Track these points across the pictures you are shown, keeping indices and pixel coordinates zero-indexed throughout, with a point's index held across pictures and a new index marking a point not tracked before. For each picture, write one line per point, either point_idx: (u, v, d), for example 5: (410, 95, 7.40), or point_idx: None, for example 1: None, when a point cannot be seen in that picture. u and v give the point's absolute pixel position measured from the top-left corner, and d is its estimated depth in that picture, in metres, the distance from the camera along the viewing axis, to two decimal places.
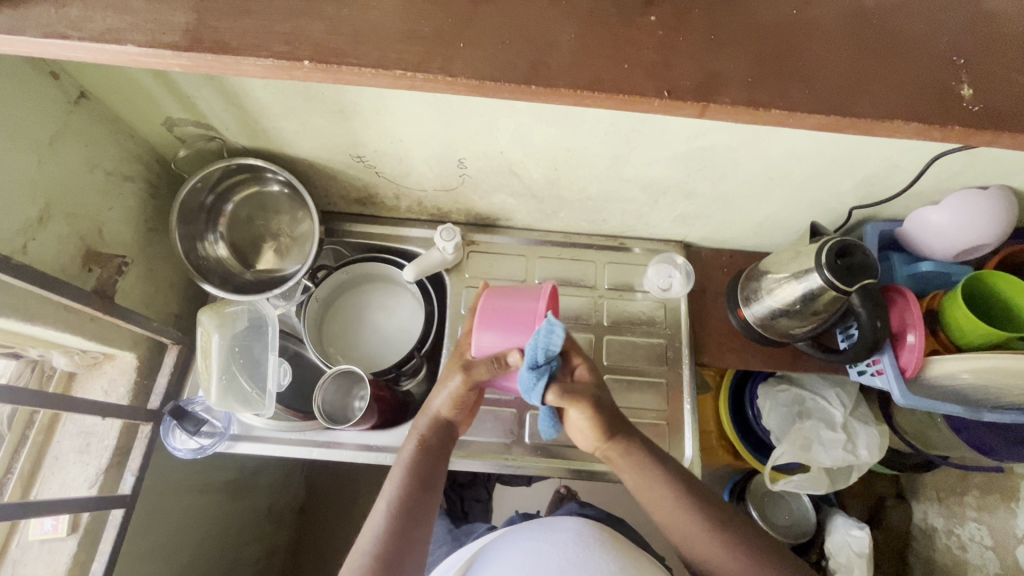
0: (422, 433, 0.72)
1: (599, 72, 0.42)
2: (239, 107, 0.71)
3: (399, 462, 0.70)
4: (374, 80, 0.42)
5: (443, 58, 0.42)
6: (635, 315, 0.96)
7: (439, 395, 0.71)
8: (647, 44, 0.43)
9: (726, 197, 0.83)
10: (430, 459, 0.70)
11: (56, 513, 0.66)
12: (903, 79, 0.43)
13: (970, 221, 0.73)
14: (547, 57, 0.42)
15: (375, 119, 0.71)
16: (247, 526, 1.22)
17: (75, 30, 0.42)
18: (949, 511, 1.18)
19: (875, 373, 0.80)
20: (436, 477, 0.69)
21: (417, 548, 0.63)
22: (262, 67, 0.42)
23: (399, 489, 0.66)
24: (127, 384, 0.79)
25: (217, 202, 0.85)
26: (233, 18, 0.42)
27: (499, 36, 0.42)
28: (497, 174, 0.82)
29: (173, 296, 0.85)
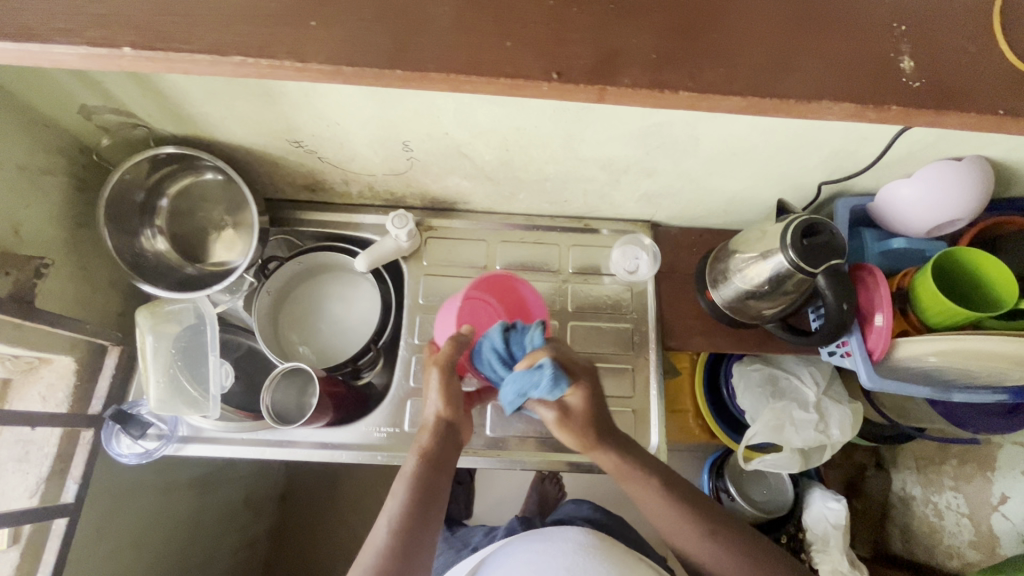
0: (425, 445, 0.68)
1: (474, 53, 0.41)
2: (157, 93, 0.65)
3: (402, 476, 0.66)
4: (209, 67, 0.41)
5: (292, 41, 0.41)
6: (601, 299, 0.93)
7: (435, 399, 0.70)
8: (537, 16, 0.42)
9: (691, 175, 0.78)
10: (433, 473, 0.66)
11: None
12: (838, 52, 0.43)
13: (932, 208, 0.71)
14: (417, 36, 0.41)
15: (306, 102, 0.66)
16: (223, 518, 1.21)
17: None
18: (926, 480, 1.17)
19: (845, 355, 0.77)
20: (440, 493, 0.66)
21: (418, 566, 0.61)
22: (75, 56, 0.41)
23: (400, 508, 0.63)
24: (66, 389, 0.75)
25: (152, 196, 0.80)
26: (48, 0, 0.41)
27: (358, 13, 0.41)
28: (446, 157, 0.77)
29: (112, 295, 0.81)
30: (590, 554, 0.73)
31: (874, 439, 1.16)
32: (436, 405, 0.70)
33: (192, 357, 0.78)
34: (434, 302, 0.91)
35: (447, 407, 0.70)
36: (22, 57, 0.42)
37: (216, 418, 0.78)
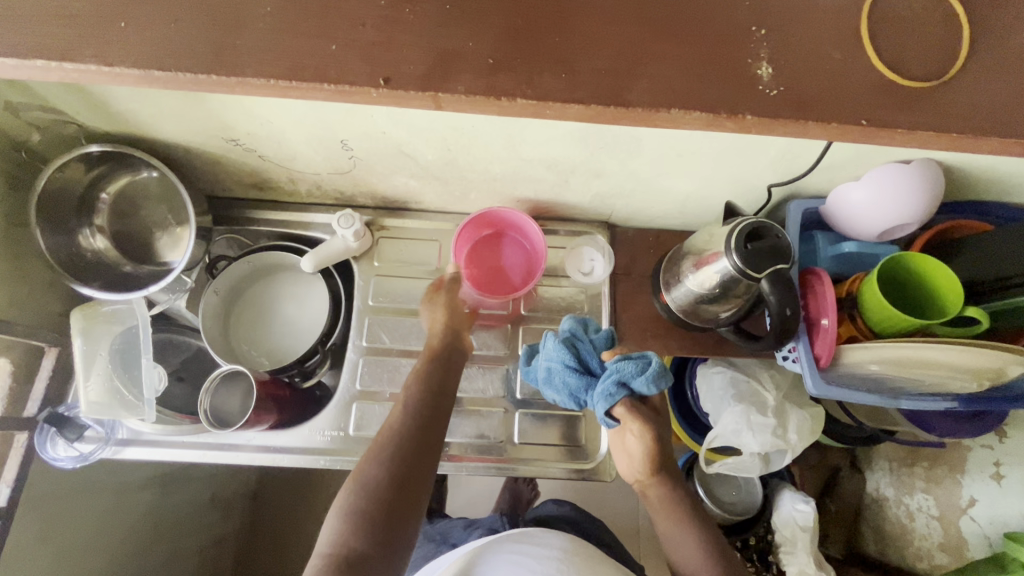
0: (432, 344, 0.78)
1: (301, 58, 0.43)
2: (79, 90, 0.64)
3: (411, 372, 0.76)
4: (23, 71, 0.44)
5: (106, 43, 0.43)
6: (556, 302, 0.91)
7: (429, 319, 0.83)
8: (366, 20, 0.44)
9: (640, 176, 0.77)
10: (438, 362, 0.76)
11: None
12: (681, 53, 0.45)
13: (869, 217, 0.71)
14: (235, 41, 0.43)
15: (232, 99, 0.64)
16: (185, 519, 1.20)
17: None
18: (899, 482, 1.15)
19: (793, 360, 0.75)
20: (448, 377, 0.75)
21: (431, 440, 0.68)
22: None
23: (412, 388, 0.72)
24: (1, 392, 0.73)
25: (91, 193, 0.79)
26: None
27: (171, 16, 0.44)
28: (388, 156, 0.75)
29: (51, 296, 0.79)
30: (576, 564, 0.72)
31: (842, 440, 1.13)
32: (438, 319, 0.81)
33: (125, 360, 0.76)
34: (385, 303, 0.89)
35: (444, 313, 0.81)
36: None
37: (154, 422, 0.76)
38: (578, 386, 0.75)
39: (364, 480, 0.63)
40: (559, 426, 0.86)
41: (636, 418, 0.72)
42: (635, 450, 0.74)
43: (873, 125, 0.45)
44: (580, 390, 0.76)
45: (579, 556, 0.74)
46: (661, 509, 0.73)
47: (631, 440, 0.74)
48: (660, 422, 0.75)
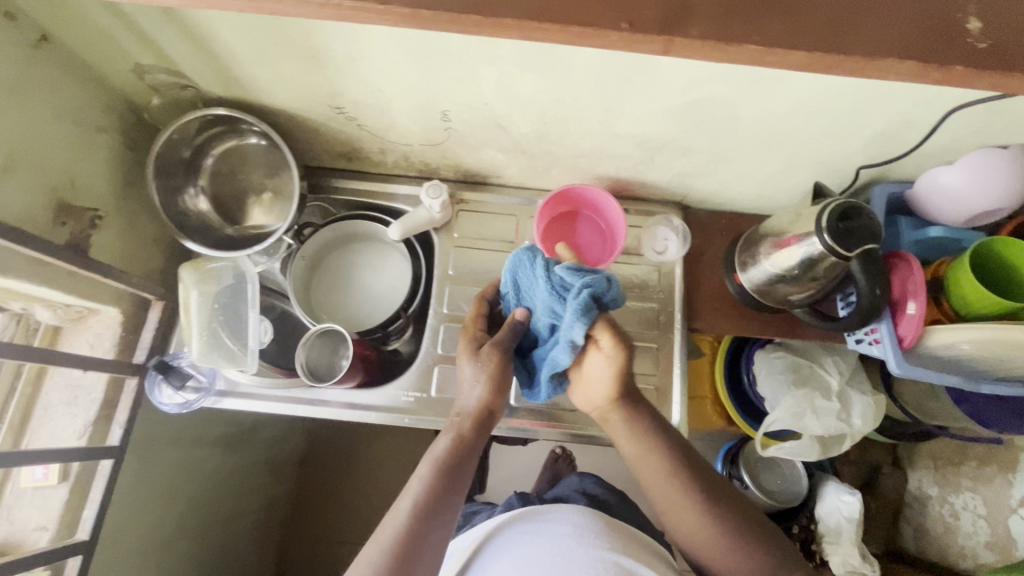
0: (459, 427, 0.69)
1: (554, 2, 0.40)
2: (206, 53, 0.67)
3: (428, 458, 0.67)
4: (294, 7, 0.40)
5: None
6: (629, 279, 0.93)
7: (469, 387, 0.71)
8: None
9: (726, 155, 0.78)
10: (459, 459, 0.66)
11: (37, 462, 0.67)
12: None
13: (940, 202, 0.73)
14: None
15: (351, 67, 0.67)
16: (245, 477, 1.25)
17: None
18: (944, 480, 1.17)
19: (873, 343, 0.77)
20: (466, 476, 0.67)
21: (434, 552, 0.61)
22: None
23: (428, 484, 0.64)
24: (113, 338, 0.78)
25: (197, 153, 0.83)
26: None
27: None
28: (483, 128, 0.78)
29: (156, 251, 0.84)
30: (593, 537, 0.72)
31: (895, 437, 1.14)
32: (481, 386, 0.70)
33: (234, 315, 0.81)
34: (464, 273, 0.92)
35: (487, 394, 0.70)
36: None
37: (255, 373, 0.81)
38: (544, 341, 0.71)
39: None
40: None
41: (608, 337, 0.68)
42: (600, 375, 0.72)
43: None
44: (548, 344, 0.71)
45: (593, 529, 0.74)
46: (636, 456, 0.74)
47: (597, 365, 0.72)
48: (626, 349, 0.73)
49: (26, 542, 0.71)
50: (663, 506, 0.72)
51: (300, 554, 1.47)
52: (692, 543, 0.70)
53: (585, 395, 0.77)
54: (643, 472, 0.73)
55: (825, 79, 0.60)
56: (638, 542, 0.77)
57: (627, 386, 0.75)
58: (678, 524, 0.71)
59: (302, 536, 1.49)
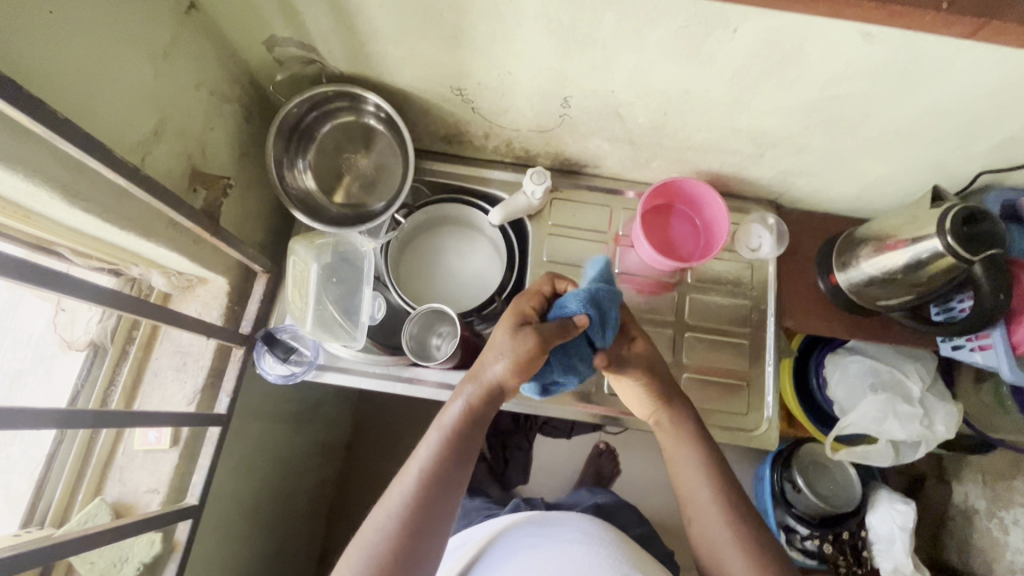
0: (471, 394, 0.66)
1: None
2: (348, 29, 0.67)
3: (438, 425, 0.65)
4: None
5: None
6: (720, 276, 0.93)
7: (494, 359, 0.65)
8: None
9: (840, 154, 0.78)
10: (468, 431, 0.64)
11: (160, 425, 0.68)
12: None
13: None
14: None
15: (491, 48, 0.67)
16: (305, 455, 1.25)
17: None
18: (993, 494, 1.12)
19: (977, 349, 0.78)
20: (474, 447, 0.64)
21: (441, 523, 0.60)
22: None
23: (434, 454, 0.62)
24: (220, 308, 0.79)
25: (310, 128, 0.83)
26: None
27: None
28: (601, 116, 0.78)
29: (261, 225, 0.85)
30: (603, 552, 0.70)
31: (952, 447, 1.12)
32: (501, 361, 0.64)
33: (347, 291, 0.82)
34: (558, 261, 0.93)
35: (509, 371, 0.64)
36: None
37: (359, 349, 0.82)
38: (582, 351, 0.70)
39: (357, 554, 0.57)
40: (722, 395, 0.89)
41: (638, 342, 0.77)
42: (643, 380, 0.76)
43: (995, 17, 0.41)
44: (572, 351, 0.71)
45: (604, 541, 0.71)
46: (676, 457, 0.73)
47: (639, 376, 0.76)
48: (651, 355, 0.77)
49: (138, 503, 0.72)
50: (693, 512, 0.69)
51: (345, 536, 1.47)
52: (711, 556, 0.66)
53: (633, 404, 0.80)
54: (678, 474, 0.72)
55: (974, 81, 0.60)
56: (644, 556, 0.74)
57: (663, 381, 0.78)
58: (703, 532, 0.67)
59: (346, 519, 1.48)
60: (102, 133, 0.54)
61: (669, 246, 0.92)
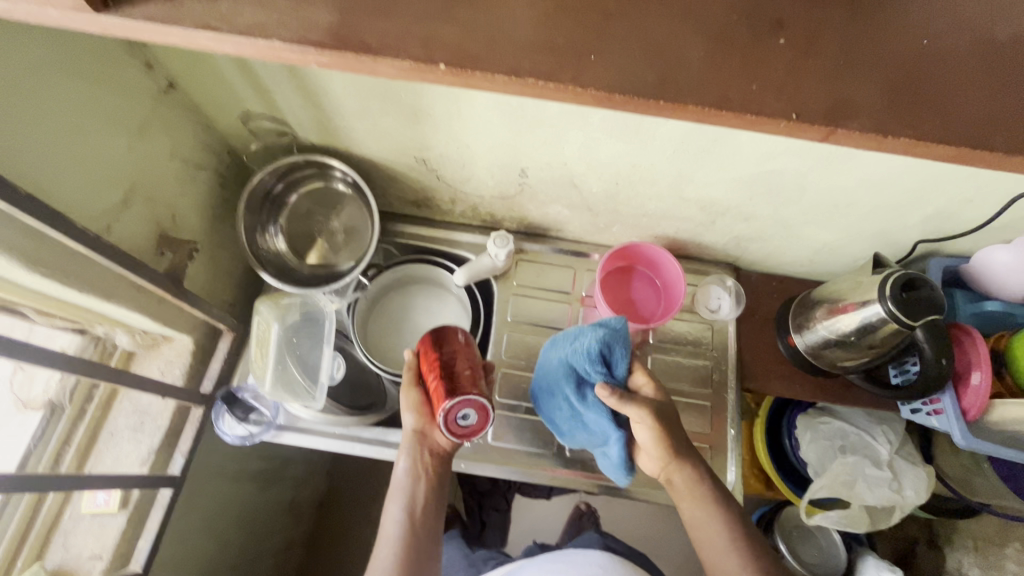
0: (408, 460, 0.73)
1: (734, 88, 0.31)
2: (316, 105, 0.72)
3: (394, 491, 0.74)
4: (505, 90, 0.31)
5: (574, 67, 0.31)
6: (681, 335, 0.95)
7: (408, 415, 0.74)
8: (780, 67, 0.32)
9: (787, 223, 0.82)
10: (419, 485, 0.73)
11: (101, 488, 0.67)
12: None
13: (988, 275, 0.76)
14: (676, 72, 0.31)
15: (447, 124, 0.72)
16: (269, 518, 1.21)
17: (224, 24, 0.31)
18: (985, 562, 1.08)
19: (931, 412, 0.78)
20: (433, 511, 0.73)
21: (432, 547, 0.72)
22: (394, 74, 0.32)
23: (401, 517, 0.72)
24: (182, 366, 0.80)
25: (282, 193, 0.87)
26: (380, 19, 0.31)
27: (627, 48, 0.31)
28: (557, 185, 0.82)
29: (230, 284, 0.87)
30: None
31: (933, 510, 1.09)
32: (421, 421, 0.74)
33: (310, 350, 0.82)
34: (522, 320, 0.95)
35: (421, 420, 0.74)
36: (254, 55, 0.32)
37: (319, 410, 0.81)
38: (605, 413, 0.74)
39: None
40: None
41: (624, 402, 0.70)
42: (647, 436, 0.72)
43: (815, 125, 0.32)
44: (589, 411, 0.75)
45: None
46: (697, 519, 0.70)
47: (640, 428, 0.72)
48: (662, 407, 0.72)
49: (79, 571, 0.70)
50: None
51: None
52: None
53: (647, 458, 0.75)
54: (702, 538, 0.70)
55: (893, 160, 0.64)
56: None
57: (678, 436, 0.72)
58: None
59: None
60: (69, 202, 0.57)
61: (631, 307, 0.93)
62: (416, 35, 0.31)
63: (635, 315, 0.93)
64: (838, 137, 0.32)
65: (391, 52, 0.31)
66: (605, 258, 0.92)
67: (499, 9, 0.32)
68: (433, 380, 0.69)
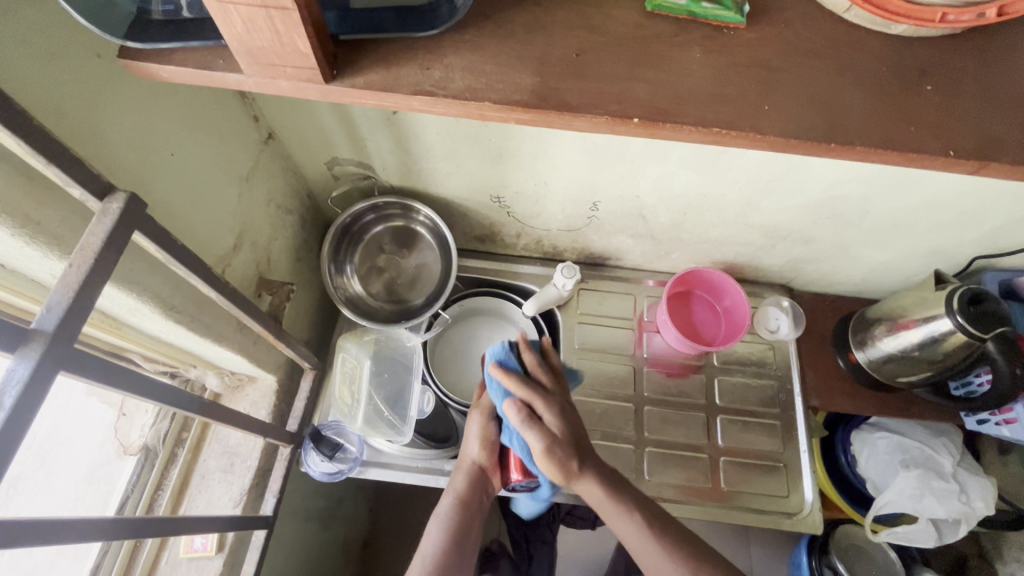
0: (460, 487, 0.68)
1: (892, 132, 0.35)
2: (405, 151, 0.76)
3: (437, 517, 0.66)
4: (687, 138, 0.35)
5: (752, 117, 0.35)
6: (744, 357, 0.98)
7: (474, 443, 0.72)
8: (928, 113, 0.36)
9: (845, 245, 0.86)
10: (467, 518, 0.66)
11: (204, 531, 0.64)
12: None
13: None
14: (841, 118, 0.35)
15: (530, 163, 0.76)
16: (327, 559, 1.19)
17: (439, 88, 0.36)
18: None
19: (1003, 423, 0.82)
20: (471, 546, 0.65)
21: None
22: (589, 125, 0.36)
23: (441, 545, 0.63)
24: (268, 406, 0.81)
25: (360, 232, 0.91)
26: (575, 79, 0.36)
27: (795, 98, 0.36)
28: (626, 217, 0.86)
29: (308, 322, 0.90)
30: None
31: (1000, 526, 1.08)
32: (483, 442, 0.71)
33: (395, 387, 0.87)
34: (588, 347, 0.97)
35: (486, 453, 0.71)
36: (454, 109, 0.36)
37: (403, 444, 0.83)
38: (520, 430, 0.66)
39: None
40: (760, 478, 0.90)
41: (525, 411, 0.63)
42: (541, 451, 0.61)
43: (967, 158, 0.34)
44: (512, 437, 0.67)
45: None
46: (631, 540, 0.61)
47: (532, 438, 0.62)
48: (560, 406, 0.65)
49: None
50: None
51: None
52: None
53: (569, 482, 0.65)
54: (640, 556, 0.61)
55: (956, 183, 0.69)
56: None
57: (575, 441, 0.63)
58: None
59: None
60: (198, 248, 0.61)
61: (692, 331, 0.97)
62: (610, 94, 0.35)
63: (699, 338, 0.96)
64: (989, 170, 0.35)
65: (588, 109, 0.35)
66: (669, 283, 0.95)
67: (674, 68, 0.36)
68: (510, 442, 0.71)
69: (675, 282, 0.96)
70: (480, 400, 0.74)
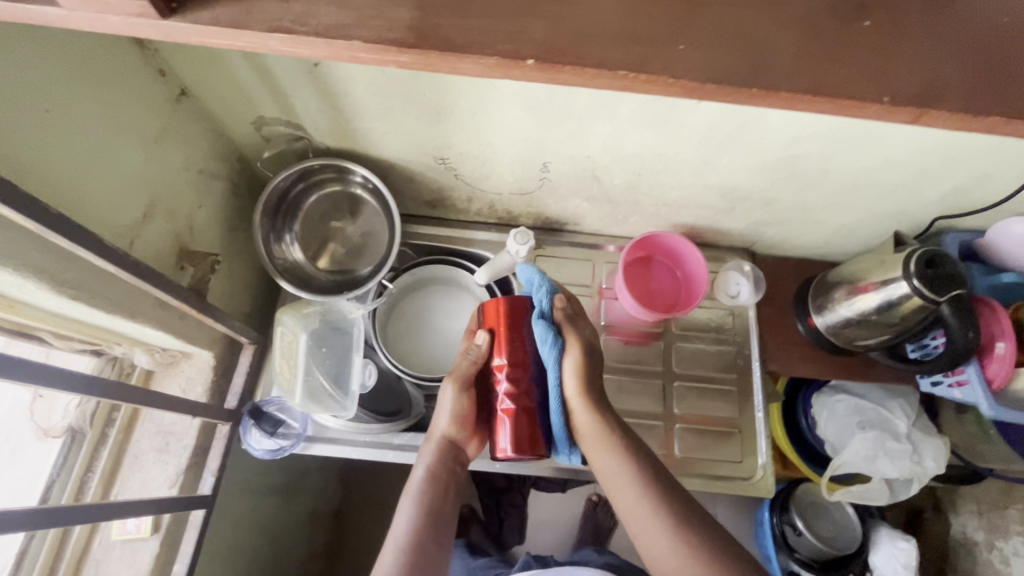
0: (429, 462, 0.62)
1: (819, 79, 0.32)
2: (334, 108, 0.70)
3: (407, 495, 0.60)
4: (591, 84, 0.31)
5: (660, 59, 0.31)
6: (702, 323, 0.96)
7: (443, 415, 0.64)
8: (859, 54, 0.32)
9: (806, 207, 0.83)
10: (439, 493, 0.60)
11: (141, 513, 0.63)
12: None
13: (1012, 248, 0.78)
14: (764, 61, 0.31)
15: (472, 121, 0.70)
16: (292, 531, 1.18)
17: (301, 25, 0.33)
18: None
19: (955, 385, 0.81)
20: (447, 518, 0.59)
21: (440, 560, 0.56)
22: (479, 68, 0.31)
23: (413, 525, 0.57)
24: (204, 383, 0.78)
25: (298, 198, 0.85)
26: (460, 16, 0.31)
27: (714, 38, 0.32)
28: (579, 178, 0.82)
29: (247, 295, 0.85)
30: None
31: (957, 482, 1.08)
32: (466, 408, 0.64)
33: (337, 359, 0.81)
34: None
35: (456, 427, 0.64)
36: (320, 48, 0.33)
37: (350, 419, 0.79)
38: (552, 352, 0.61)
39: None
40: (715, 444, 0.89)
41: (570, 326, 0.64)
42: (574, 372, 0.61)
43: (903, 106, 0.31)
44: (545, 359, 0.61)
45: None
46: (610, 471, 0.59)
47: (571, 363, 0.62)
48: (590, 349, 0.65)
49: None
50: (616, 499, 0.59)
51: None
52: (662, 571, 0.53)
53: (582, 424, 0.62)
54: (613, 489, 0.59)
55: (911, 139, 0.66)
56: None
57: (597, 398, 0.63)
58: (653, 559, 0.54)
59: None
60: (92, 218, 0.55)
61: (654, 298, 0.93)
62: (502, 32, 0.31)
63: (659, 306, 0.93)
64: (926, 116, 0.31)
65: (476, 50, 0.31)
66: (626, 252, 0.91)
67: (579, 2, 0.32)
68: (503, 402, 0.59)
69: (632, 250, 0.91)
70: (457, 367, 0.64)
